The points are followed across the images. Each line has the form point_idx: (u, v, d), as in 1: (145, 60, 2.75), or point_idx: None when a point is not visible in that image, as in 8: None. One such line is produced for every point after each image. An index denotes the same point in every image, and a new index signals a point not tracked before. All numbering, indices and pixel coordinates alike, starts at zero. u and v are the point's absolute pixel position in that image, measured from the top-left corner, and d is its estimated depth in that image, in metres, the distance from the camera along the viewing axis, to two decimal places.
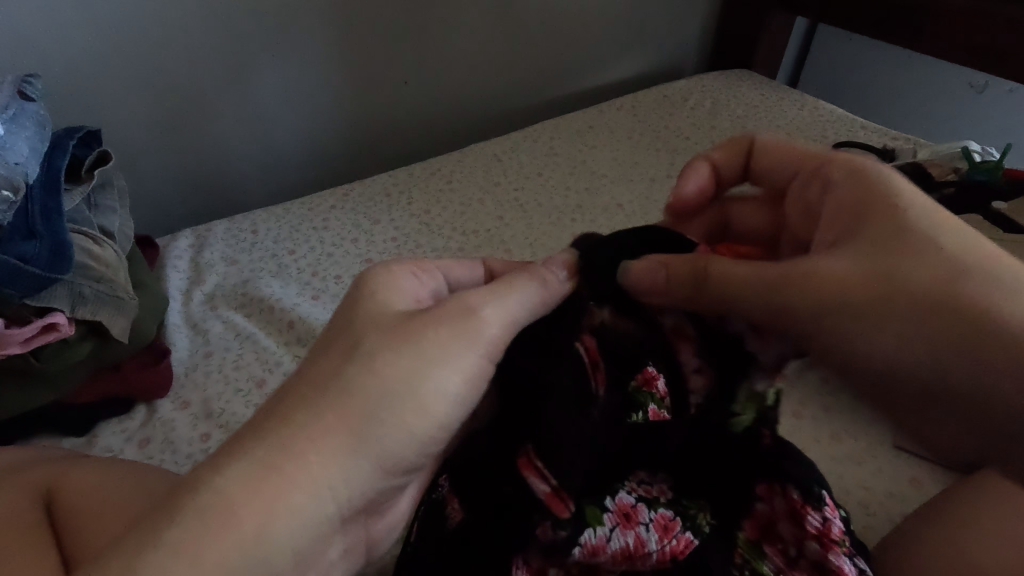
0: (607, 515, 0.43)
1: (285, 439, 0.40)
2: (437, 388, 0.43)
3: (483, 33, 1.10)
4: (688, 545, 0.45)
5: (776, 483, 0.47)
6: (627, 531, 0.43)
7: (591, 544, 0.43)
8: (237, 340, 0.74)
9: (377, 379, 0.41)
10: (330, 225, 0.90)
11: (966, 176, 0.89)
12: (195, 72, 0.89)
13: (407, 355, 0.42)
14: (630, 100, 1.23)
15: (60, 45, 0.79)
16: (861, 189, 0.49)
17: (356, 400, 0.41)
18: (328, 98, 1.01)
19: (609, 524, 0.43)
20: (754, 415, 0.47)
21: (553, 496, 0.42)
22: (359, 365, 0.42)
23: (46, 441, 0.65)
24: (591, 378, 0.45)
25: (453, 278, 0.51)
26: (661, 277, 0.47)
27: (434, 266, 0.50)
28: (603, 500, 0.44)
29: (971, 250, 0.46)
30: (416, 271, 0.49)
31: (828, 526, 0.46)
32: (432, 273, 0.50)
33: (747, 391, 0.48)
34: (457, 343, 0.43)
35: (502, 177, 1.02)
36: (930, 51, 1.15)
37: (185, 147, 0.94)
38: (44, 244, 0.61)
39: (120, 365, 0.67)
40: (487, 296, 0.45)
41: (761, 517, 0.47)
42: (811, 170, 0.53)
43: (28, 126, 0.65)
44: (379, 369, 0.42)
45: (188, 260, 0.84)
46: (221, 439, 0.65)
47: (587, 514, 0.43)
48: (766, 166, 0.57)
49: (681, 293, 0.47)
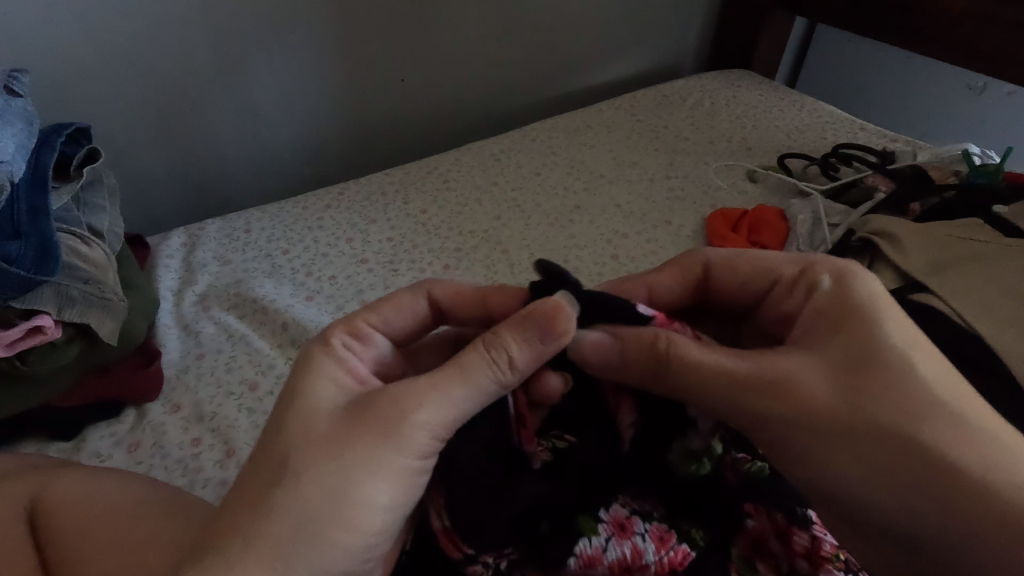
0: (602, 526, 0.44)
1: (261, 471, 0.39)
2: (370, 499, 0.39)
3: (482, 30, 1.09)
4: (686, 557, 0.44)
5: (760, 503, 0.46)
6: (624, 541, 0.43)
7: (587, 554, 0.43)
8: (230, 341, 0.73)
9: (300, 498, 0.38)
10: (325, 224, 0.89)
11: (966, 179, 0.88)
12: (188, 68, 0.87)
13: (329, 468, 0.39)
14: (628, 99, 1.22)
15: (49, 40, 0.77)
16: (844, 302, 0.44)
17: (277, 521, 0.37)
18: (324, 95, 0.99)
19: (605, 534, 0.44)
20: (711, 467, 0.47)
21: (446, 532, 0.43)
22: (284, 481, 0.38)
23: (32, 446, 0.64)
24: (516, 435, 0.46)
25: (393, 328, 0.50)
26: (614, 354, 0.44)
27: (368, 327, 0.48)
28: (597, 510, 0.45)
29: (918, 394, 0.40)
30: (348, 339, 0.46)
31: (817, 545, 0.44)
32: (368, 334, 0.48)
33: (682, 450, 0.47)
34: (386, 446, 0.39)
35: (499, 176, 1.01)
36: (929, 53, 1.15)
37: (176, 144, 0.92)
38: (29, 244, 0.59)
39: (110, 367, 0.66)
40: (420, 397, 0.41)
41: (750, 537, 0.45)
42: (795, 281, 0.48)
43: (15, 122, 0.64)
44: (301, 485, 0.38)
45: (180, 259, 0.83)
46: (212, 443, 0.64)
47: (581, 523, 0.44)
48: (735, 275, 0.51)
49: (638, 373, 0.44)
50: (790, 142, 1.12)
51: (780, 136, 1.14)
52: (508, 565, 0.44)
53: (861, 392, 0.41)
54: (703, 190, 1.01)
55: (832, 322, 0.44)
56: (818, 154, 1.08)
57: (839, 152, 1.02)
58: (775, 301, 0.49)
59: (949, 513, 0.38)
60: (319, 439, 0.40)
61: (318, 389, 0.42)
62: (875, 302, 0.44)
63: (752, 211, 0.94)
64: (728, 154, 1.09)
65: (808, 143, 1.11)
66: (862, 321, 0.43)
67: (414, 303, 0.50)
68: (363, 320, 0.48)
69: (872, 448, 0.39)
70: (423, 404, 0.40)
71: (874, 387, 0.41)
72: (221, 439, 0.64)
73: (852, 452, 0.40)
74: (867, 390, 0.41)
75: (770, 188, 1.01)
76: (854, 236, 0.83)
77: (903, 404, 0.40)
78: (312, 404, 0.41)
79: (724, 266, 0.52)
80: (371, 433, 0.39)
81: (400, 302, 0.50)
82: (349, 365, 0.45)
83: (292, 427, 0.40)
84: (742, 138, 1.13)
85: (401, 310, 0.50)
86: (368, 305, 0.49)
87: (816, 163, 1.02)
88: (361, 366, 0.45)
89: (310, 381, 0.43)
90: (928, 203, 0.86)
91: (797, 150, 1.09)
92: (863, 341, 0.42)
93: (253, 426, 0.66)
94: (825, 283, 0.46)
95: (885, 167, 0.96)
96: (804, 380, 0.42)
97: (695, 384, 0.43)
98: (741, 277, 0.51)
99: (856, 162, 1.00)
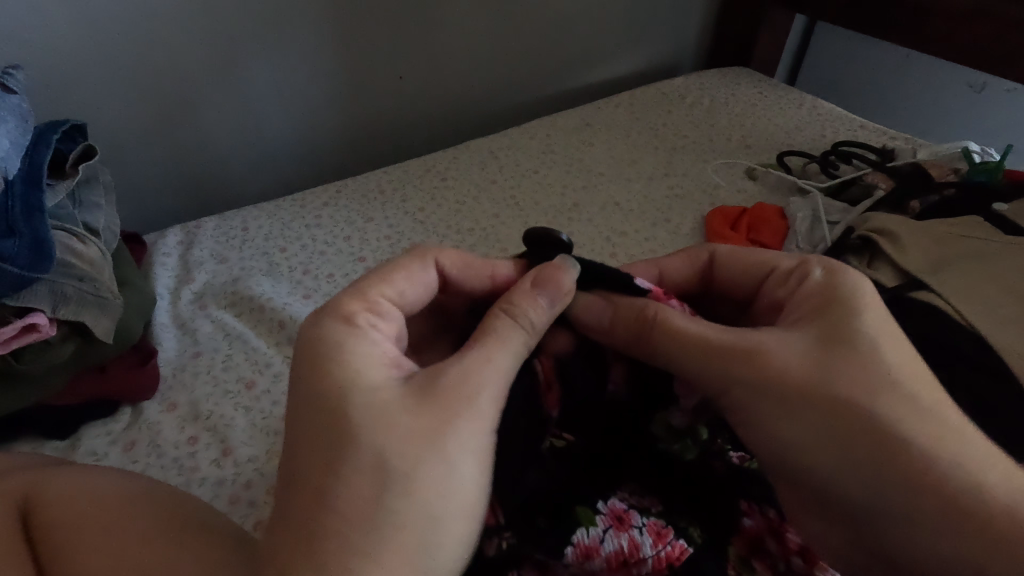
0: (600, 517, 0.44)
1: None
2: (456, 479, 0.38)
3: (480, 28, 1.08)
4: (684, 552, 0.43)
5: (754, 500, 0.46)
6: (621, 534, 0.43)
7: (584, 544, 0.43)
8: (227, 340, 0.73)
9: (407, 488, 0.37)
10: (322, 222, 0.88)
11: (966, 177, 0.88)
12: (184, 66, 0.87)
13: (421, 456, 0.38)
14: (627, 97, 1.22)
15: (43, 37, 0.77)
16: (829, 293, 0.46)
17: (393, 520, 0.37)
18: (321, 93, 0.99)
19: (602, 526, 0.43)
20: (697, 451, 0.47)
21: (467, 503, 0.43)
22: (383, 480, 0.37)
23: (27, 445, 0.63)
24: (545, 399, 0.46)
25: (407, 299, 0.47)
26: (605, 317, 0.46)
27: (382, 298, 0.45)
28: (595, 503, 0.45)
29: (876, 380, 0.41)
30: (369, 315, 0.44)
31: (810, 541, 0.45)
32: (385, 307, 0.45)
33: (665, 424, 0.47)
34: (456, 423, 0.39)
35: (498, 174, 1.01)
36: (929, 51, 1.15)
37: (172, 143, 0.92)
38: (23, 241, 0.59)
39: (105, 366, 0.66)
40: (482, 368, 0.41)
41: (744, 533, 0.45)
42: (788, 272, 0.49)
43: (9, 119, 0.63)
44: (403, 477, 0.37)
45: (177, 257, 0.82)
46: (209, 442, 0.64)
47: (579, 514, 0.44)
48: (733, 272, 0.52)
49: (623, 336, 0.46)
50: (790, 140, 1.12)
51: (780, 133, 1.13)
52: (508, 547, 0.43)
53: (836, 371, 0.42)
54: (702, 188, 1.00)
55: (818, 304, 0.45)
56: (817, 152, 1.08)
57: (839, 150, 1.02)
58: (775, 289, 0.49)
59: (887, 487, 0.40)
60: (390, 425, 0.38)
61: (357, 377, 0.40)
62: (856, 293, 0.45)
63: (751, 209, 0.93)
64: (728, 152, 1.08)
65: (808, 141, 1.11)
66: (841, 311, 0.44)
67: (424, 274, 0.48)
68: (376, 296, 0.45)
69: (834, 430, 0.41)
70: (489, 376, 0.41)
71: (837, 364, 0.42)
72: (217, 438, 0.64)
73: (799, 420, 0.41)
74: (837, 369, 0.42)
75: (770, 186, 1.01)
76: (854, 234, 0.82)
77: (867, 387, 0.41)
78: (360, 395, 0.39)
79: (729, 259, 0.52)
80: (439, 413, 0.39)
81: (412, 272, 0.47)
82: (371, 352, 0.42)
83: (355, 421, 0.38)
84: (742, 136, 1.12)
85: (413, 283, 0.47)
86: (380, 276, 0.46)
87: (816, 161, 1.02)
88: (388, 344, 0.43)
89: (351, 366, 0.40)
90: (928, 201, 0.86)
91: (796, 148, 1.09)
92: (836, 326, 0.44)
93: (249, 425, 0.65)
94: (816, 273, 0.48)
95: (885, 165, 0.96)
96: (771, 353, 0.43)
97: (677, 357, 0.45)
98: (747, 266, 0.51)
99: (856, 160, 0.99)
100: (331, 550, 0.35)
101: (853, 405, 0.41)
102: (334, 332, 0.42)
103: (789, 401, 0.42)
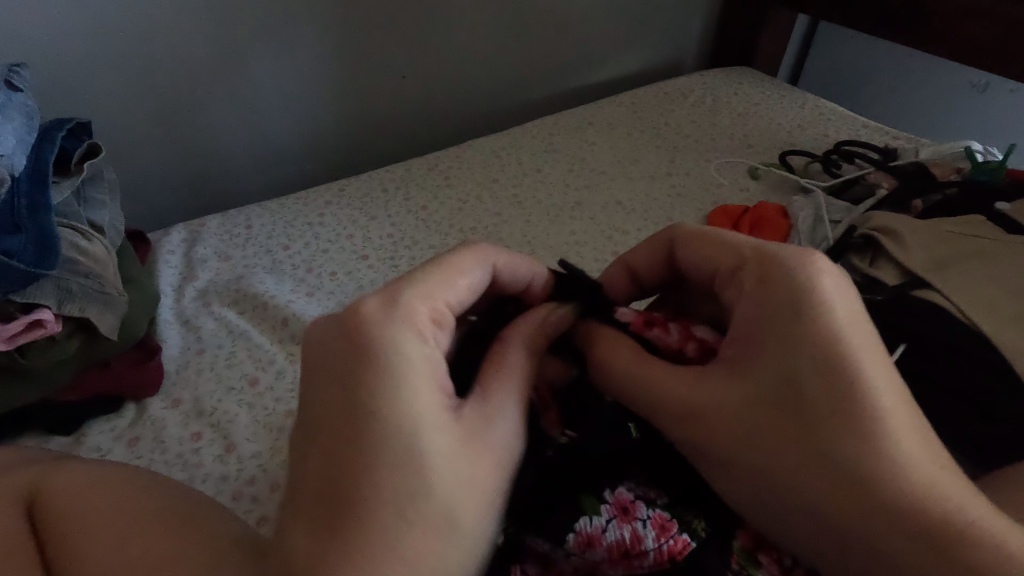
0: (604, 506, 0.44)
1: None
2: (472, 499, 0.39)
3: (483, 27, 1.09)
4: (686, 546, 0.42)
5: None
6: (624, 524, 0.43)
7: (586, 532, 0.43)
8: (230, 337, 0.73)
9: (422, 508, 0.37)
10: (325, 221, 0.88)
11: (968, 176, 0.88)
12: (188, 64, 0.87)
13: (446, 476, 0.39)
14: (630, 96, 1.22)
15: (49, 35, 0.77)
16: (768, 307, 0.44)
17: (408, 537, 0.37)
18: (324, 92, 0.99)
19: (605, 515, 0.43)
20: None
21: None
22: (400, 497, 0.37)
23: (31, 440, 0.64)
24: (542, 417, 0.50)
25: (460, 305, 0.46)
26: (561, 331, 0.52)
27: (444, 303, 0.45)
28: (601, 491, 0.45)
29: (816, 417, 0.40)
30: (432, 320, 0.44)
31: None
32: (444, 312, 0.45)
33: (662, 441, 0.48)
34: (488, 441, 0.41)
35: (500, 173, 1.01)
36: (932, 50, 1.14)
37: (176, 141, 0.92)
38: (29, 238, 0.59)
39: (110, 362, 0.66)
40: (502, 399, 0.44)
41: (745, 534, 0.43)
42: (739, 266, 0.48)
43: (15, 117, 0.64)
44: (423, 498, 0.38)
45: (180, 255, 0.82)
46: (212, 438, 0.64)
47: (582, 502, 0.44)
48: (689, 255, 0.53)
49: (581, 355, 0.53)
50: (791, 139, 1.12)
51: (782, 133, 1.13)
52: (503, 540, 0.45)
53: (764, 412, 0.42)
54: (704, 187, 1.00)
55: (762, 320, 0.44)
56: (819, 152, 1.08)
57: (841, 149, 1.02)
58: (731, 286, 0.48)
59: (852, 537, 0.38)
60: (430, 436, 0.39)
61: (401, 380, 0.39)
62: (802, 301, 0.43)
63: (753, 208, 0.93)
64: (730, 151, 1.08)
65: (810, 141, 1.11)
66: (777, 337, 0.43)
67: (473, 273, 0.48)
68: (429, 293, 0.44)
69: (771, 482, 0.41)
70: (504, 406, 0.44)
71: (772, 411, 0.42)
72: (221, 435, 0.64)
73: (736, 475, 0.43)
74: (768, 419, 0.42)
75: (772, 185, 1.01)
76: (856, 233, 0.82)
77: (801, 432, 0.41)
78: (403, 400, 0.39)
79: (687, 242, 0.53)
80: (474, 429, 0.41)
81: (471, 282, 0.47)
82: (414, 354, 0.41)
83: (399, 426, 0.38)
84: (744, 135, 1.12)
85: (460, 283, 0.47)
86: (443, 278, 0.45)
87: (818, 160, 1.02)
88: (436, 346, 0.43)
89: (397, 370, 0.39)
90: (930, 200, 0.86)
91: (798, 147, 1.09)
92: (774, 360, 0.42)
93: (252, 422, 0.65)
94: (749, 282, 0.46)
95: (888, 164, 0.96)
96: (704, 407, 0.44)
97: (622, 385, 0.49)
98: (705, 255, 0.51)
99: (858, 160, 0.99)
100: (353, 556, 0.35)
101: (782, 448, 0.41)
102: (386, 331, 0.40)
103: (730, 459, 0.43)
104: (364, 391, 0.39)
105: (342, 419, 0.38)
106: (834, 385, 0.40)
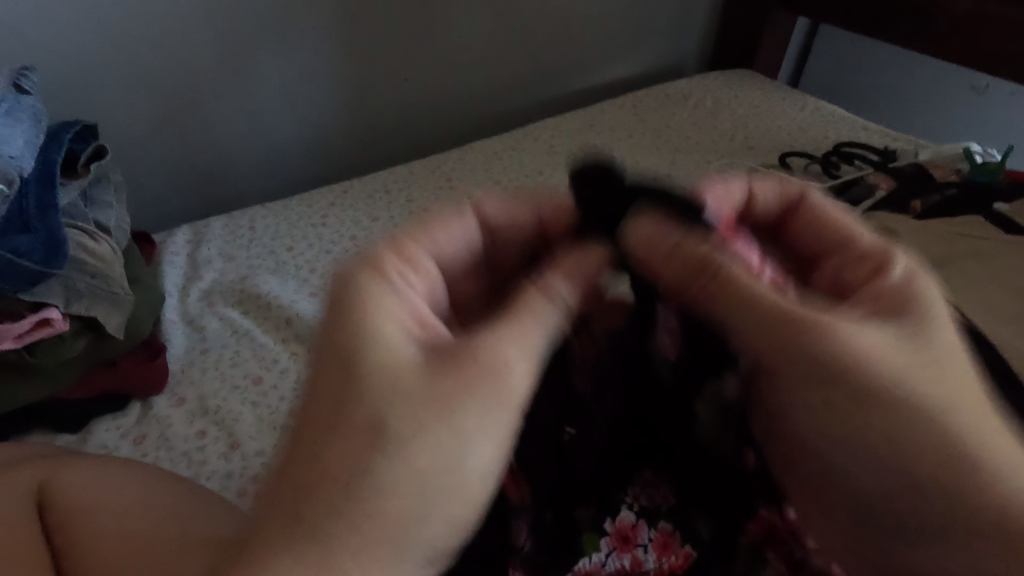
0: (604, 539, 0.46)
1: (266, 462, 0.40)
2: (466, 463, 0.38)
3: (484, 30, 1.10)
4: (688, 559, 0.46)
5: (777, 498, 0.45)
6: (624, 555, 0.46)
7: (587, 569, 0.46)
8: (235, 336, 0.74)
9: (414, 471, 0.38)
10: (328, 222, 0.89)
11: (967, 177, 0.89)
12: (193, 67, 0.88)
13: (434, 437, 0.38)
14: (631, 98, 1.22)
15: (56, 39, 0.78)
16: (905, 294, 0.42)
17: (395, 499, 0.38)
18: (327, 94, 1.00)
19: (606, 549, 0.46)
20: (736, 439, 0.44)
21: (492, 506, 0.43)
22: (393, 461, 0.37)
23: (39, 438, 0.65)
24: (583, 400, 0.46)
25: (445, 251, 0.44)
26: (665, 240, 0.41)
27: (420, 249, 0.43)
28: (601, 524, 0.47)
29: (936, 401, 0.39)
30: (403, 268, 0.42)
31: None
32: (421, 259, 0.43)
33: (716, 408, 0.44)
34: (481, 411, 0.38)
35: (502, 175, 1.02)
36: (931, 51, 1.15)
37: (181, 143, 0.93)
38: (38, 238, 0.60)
39: (116, 361, 0.67)
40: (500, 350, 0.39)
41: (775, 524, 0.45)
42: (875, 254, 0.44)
43: (23, 119, 0.65)
44: (413, 460, 0.37)
45: (185, 255, 0.83)
46: (217, 436, 0.65)
47: (585, 541, 0.46)
48: (811, 224, 0.47)
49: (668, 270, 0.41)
50: (792, 141, 1.12)
51: (782, 135, 1.14)
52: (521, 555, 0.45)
53: (909, 367, 0.39)
54: None
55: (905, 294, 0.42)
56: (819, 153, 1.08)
57: (840, 151, 1.03)
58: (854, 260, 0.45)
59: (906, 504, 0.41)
60: (413, 407, 0.38)
61: (380, 348, 0.39)
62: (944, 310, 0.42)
63: None
64: (730, 153, 1.09)
65: (810, 143, 1.12)
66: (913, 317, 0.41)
67: (463, 217, 0.45)
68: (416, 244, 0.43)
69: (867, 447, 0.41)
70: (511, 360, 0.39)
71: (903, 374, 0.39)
72: (226, 433, 0.65)
73: (842, 426, 0.41)
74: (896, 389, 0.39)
75: None
76: None
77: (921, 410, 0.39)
78: (385, 369, 0.38)
79: (820, 211, 0.47)
80: (463, 398, 0.38)
81: (451, 225, 0.45)
82: (399, 314, 0.40)
83: (381, 398, 0.38)
84: (744, 138, 1.13)
85: (452, 231, 0.45)
86: (418, 227, 0.44)
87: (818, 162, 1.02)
88: (418, 303, 0.42)
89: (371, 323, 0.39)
90: (930, 201, 0.86)
91: (798, 149, 1.10)
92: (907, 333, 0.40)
93: (257, 420, 0.66)
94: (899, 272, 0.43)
95: (887, 166, 0.96)
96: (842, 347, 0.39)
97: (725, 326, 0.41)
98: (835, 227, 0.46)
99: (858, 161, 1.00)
100: (343, 514, 0.37)
101: (889, 430, 0.40)
102: (373, 295, 0.40)
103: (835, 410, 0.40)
104: (351, 357, 0.39)
105: (330, 382, 0.39)
106: (951, 387, 0.40)
